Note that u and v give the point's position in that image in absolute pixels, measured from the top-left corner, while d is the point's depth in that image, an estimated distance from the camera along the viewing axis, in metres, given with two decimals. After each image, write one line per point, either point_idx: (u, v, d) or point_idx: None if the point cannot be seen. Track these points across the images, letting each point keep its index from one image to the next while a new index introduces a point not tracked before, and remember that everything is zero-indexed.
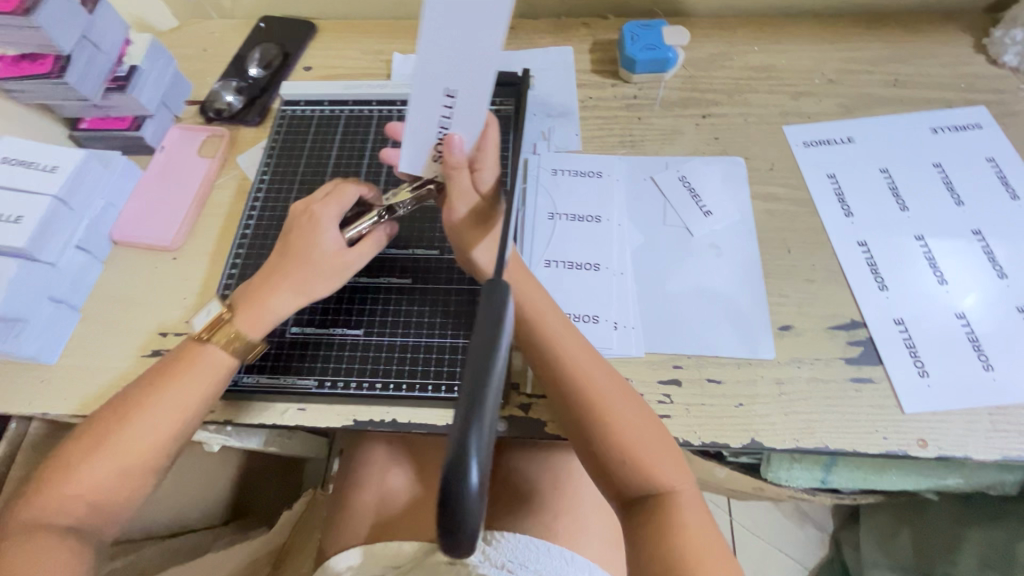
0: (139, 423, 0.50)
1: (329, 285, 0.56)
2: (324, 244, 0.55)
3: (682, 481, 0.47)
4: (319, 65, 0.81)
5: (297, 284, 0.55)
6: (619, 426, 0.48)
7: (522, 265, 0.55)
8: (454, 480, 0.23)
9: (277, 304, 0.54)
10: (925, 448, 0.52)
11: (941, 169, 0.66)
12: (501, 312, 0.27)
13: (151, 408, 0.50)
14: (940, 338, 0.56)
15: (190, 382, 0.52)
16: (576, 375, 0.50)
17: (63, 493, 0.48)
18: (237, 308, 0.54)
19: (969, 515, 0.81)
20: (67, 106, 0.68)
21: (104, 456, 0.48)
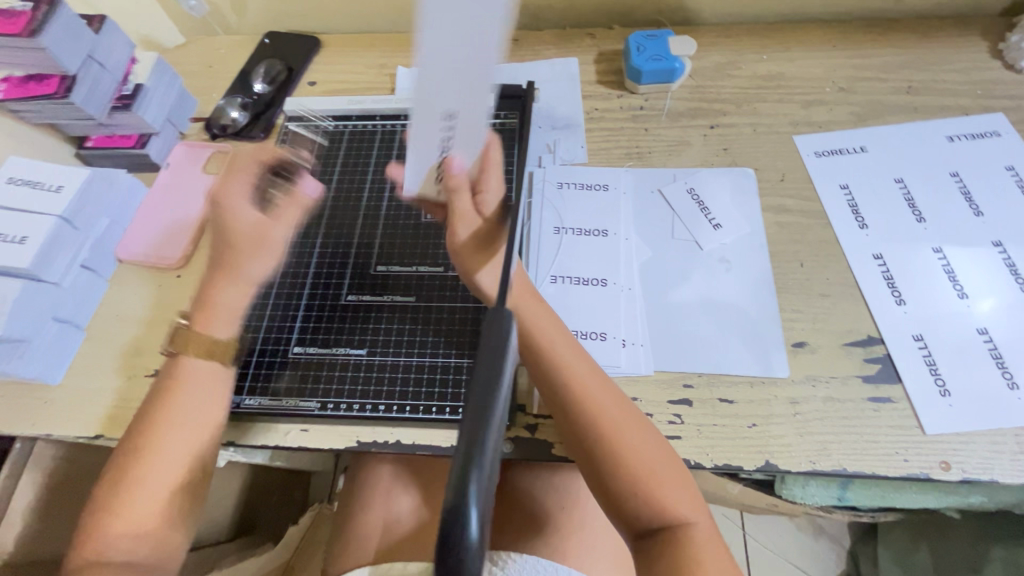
0: (163, 440, 0.49)
1: (265, 263, 0.53)
2: (241, 219, 0.52)
3: (698, 514, 0.46)
4: (323, 80, 0.80)
5: (237, 271, 0.52)
6: (632, 457, 0.46)
7: (527, 283, 0.54)
8: (454, 528, 0.22)
9: (227, 300, 0.52)
10: (949, 471, 0.50)
11: (959, 179, 0.64)
12: (503, 345, 0.27)
13: (169, 422, 0.49)
14: (963, 356, 0.54)
15: (189, 392, 0.51)
16: (586, 402, 0.48)
17: (113, 531, 0.46)
18: (191, 317, 0.52)
19: (992, 534, 0.78)
20: (73, 125, 0.69)
21: (144, 482, 0.48)
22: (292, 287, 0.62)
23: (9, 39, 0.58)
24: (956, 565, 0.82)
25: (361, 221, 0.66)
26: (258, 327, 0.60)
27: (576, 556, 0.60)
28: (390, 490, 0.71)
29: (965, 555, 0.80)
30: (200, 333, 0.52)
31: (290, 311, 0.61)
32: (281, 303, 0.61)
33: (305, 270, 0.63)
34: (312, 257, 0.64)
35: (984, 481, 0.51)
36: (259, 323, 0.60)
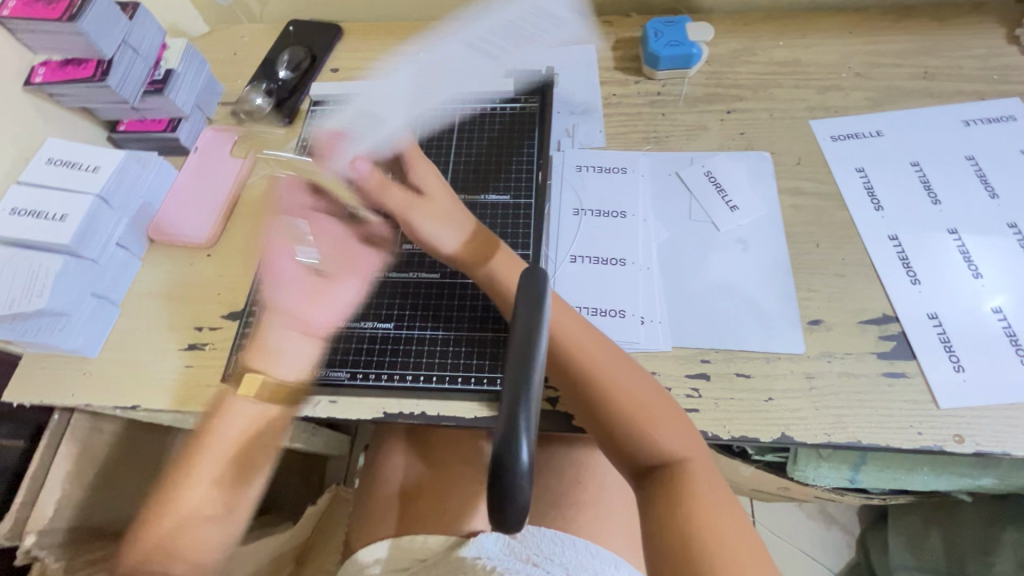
0: (199, 480, 0.53)
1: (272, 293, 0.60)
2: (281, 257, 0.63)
3: (695, 450, 0.48)
4: (345, 67, 0.82)
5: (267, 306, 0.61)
6: (627, 402, 0.49)
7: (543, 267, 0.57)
8: (506, 453, 0.25)
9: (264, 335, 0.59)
10: (962, 444, 0.51)
11: (974, 162, 0.65)
12: (540, 298, 0.29)
13: (207, 459, 0.54)
14: (977, 334, 0.55)
15: (221, 441, 0.54)
16: (577, 353, 0.50)
17: (177, 517, 0.52)
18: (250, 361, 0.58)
19: (1003, 516, 0.79)
20: (107, 109, 0.71)
21: (190, 499, 0.53)
22: None
23: (52, 25, 0.61)
24: (967, 547, 0.82)
25: None
26: None
27: (592, 530, 0.62)
28: (411, 467, 0.72)
29: (978, 539, 0.81)
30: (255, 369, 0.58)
31: None
32: None
33: None
34: None
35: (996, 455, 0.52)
36: None
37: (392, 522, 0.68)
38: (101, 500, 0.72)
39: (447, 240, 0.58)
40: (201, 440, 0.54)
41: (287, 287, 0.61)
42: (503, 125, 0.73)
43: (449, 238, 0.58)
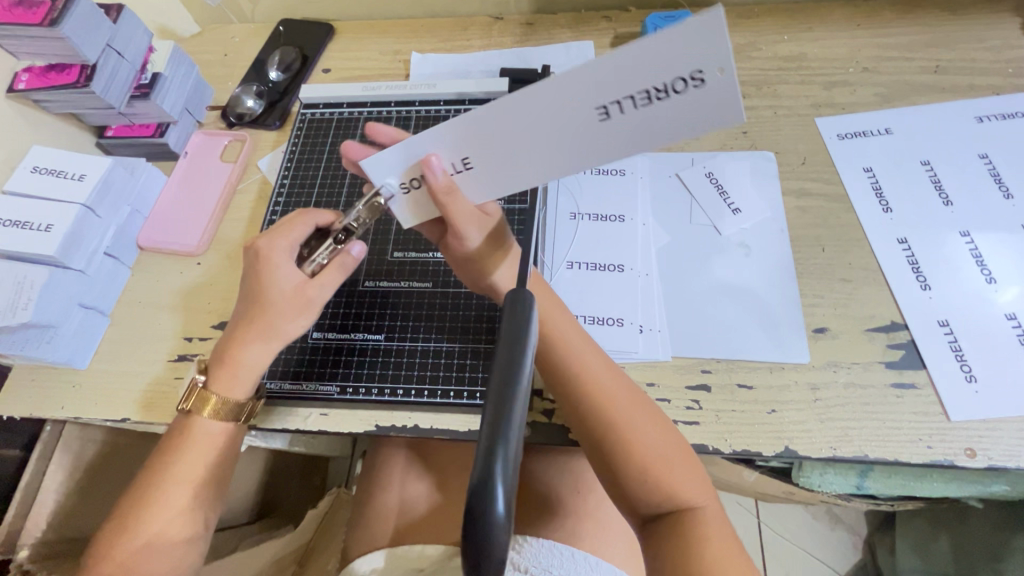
0: (169, 500, 0.49)
1: (299, 322, 0.51)
2: (281, 284, 0.49)
3: (706, 498, 0.46)
4: (338, 67, 0.80)
5: (279, 333, 0.50)
6: (641, 442, 0.46)
7: (541, 281, 0.53)
8: (480, 505, 0.23)
9: (250, 358, 0.50)
10: (974, 458, 0.49)
11: (987, 161, 0.62)
12: (523, 330, 0.28)
13: (179, 479, 0.50)
14: (991, 343, 0.53)
15: (191, 460, 0.51)
16: (596, 389, 0.48)
17: (134, 545, 0.48)
18: (213, 372, 0.51)
19: (1014, 523, 0.76)
20: (94, 114, 0.70)
21: (157, 521, 0.49)
22: None
23: (32, 30, 0.59)
24: (976, 555, 0.80)
25: None
26: None
27: (593, 542, 0.60)
28: (407, 475, 0.71)
29: (988, 546, 0.79)
30: (217, 389, 0.51)
31: None
32: None
33: None
34: None
35: (1010, 469, 0.50)
36: None
37: (389, 530, 0.66)
38: (96, 510, 0.71)
39: (506, 275, 0.49)
40: (170, 454, 0.51)
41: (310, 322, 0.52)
42: None
43: (508, 271, 0.50)
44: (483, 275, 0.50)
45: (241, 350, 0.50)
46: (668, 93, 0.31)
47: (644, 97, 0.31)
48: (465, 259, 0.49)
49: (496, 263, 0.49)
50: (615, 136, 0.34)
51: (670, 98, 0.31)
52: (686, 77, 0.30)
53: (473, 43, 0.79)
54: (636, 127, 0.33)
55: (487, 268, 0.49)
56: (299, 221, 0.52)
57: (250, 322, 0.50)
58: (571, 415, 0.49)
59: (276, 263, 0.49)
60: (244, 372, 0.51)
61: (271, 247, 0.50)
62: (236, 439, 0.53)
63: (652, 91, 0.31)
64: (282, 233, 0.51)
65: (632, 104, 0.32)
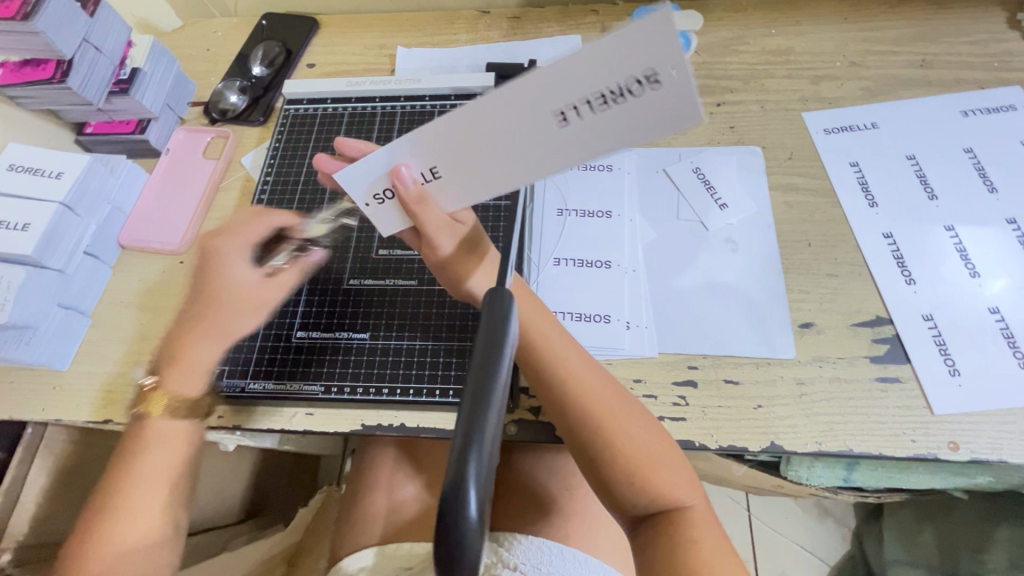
0: (135, 487, 0.53)
1: (248, 322, 0.57)
2: (233, 283, 0.56)
3: (693, 496, 0.46)
4: (322, 62, 0.79)
5: (227, 332, 0.56)
6: (627, 444, 0.46)
7: (520, 282, 0.52)
8: (454, 509, 0.23)
9: (200, 355, 0.56)
10: (957, 451, 0.49)
11: (972, 155, 0.62)
12: (503, 328, 0.28)
13: (147, 480, 0.54)
14: (974, 336, 0.53)
15: (155, 453, 0.54)
16: (581, 393, 0.47)
17: (110, 546, 0.52)
18: (165, 373, 0.55)
19: (996, 514, 0.79)
20: (72, 111, 0.68)
21: (129, 522, 0.53)
22: None
23: (6, 24, 0.57)
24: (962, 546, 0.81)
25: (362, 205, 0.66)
26: None
27: (581, 538, 0.60)
28: (394, 474, 0.70)
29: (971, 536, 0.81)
30: (170, 388, 0.55)
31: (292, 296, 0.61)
32: None
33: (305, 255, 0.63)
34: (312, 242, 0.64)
35: (992, 462, 0.50)
36: None
37: (378, 531, 0.66)
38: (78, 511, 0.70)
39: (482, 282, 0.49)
40: (130, 459, 0.54)
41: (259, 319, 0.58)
42: None
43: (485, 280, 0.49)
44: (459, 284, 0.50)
45: (192, 350, 0.55)
46: (626, 94, 0.30)
47: (600, 100, 0.31)
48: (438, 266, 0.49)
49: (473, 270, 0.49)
50: (572, 140, 0.33)
51: (627, 101, 0.31)
52: (641, 78, 0.30)
53: (459, 38, 0.79)
54: (592, 134, 0.33)
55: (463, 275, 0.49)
56: (254, 225, 0.58)
57: (195, 318, 0.56)
58: (559, 420, 0.48)
59: (232, 262, 0.57)
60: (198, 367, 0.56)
61: (215, 250, 0.57)
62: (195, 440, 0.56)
63: (608, 93, 0.31)
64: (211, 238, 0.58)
65: (589, 108, 0.31)
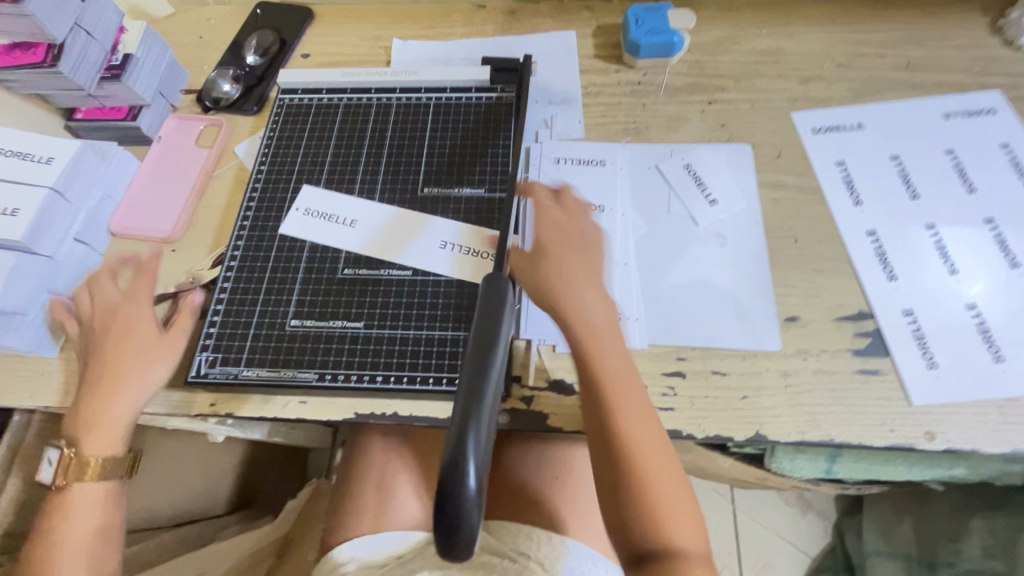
0: (65, 546, 0.56)
1: (155, 368, 0.57)
2: (122, 324, 0.58)
3: (697, 547, 0.47)
4: (317, 52, 0.79)
5: (131, 400, 0.56)
6: (653, 481, 0.47)
7: (603, 305, 0.53)
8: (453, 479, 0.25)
9: (115, 411, 0.56)
10: (933, 441, 0.51)
11: (953, 156, 0.64)
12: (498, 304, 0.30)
13: (72, 534, 0.56)
14: (952, 330, 0.55)
15: (76, 519, 0.57)
16: (625, 423, 0.48)
17: None
18: (79, 438, 0.56)
19: (969, 505, 0.80)
20: (62, 96, 0.67)
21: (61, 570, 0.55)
22: (288, 261, 0.62)
23: None
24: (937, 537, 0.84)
25: (358, 195, 0.66)
26: (254, 299, 0.60)
27: (571, 526, 0.61)
28: (389, 455, 0.70)
29: (947, 528, 0.83)
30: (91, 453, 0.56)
31: (287, 285, 0.61)
32: (278, 275, 0.61)
33: (300, 244, 0.63)
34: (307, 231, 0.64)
35: (967, 452, 0.52)
36: (256, 295, 0.60)
37: (374, 509, 0.67)
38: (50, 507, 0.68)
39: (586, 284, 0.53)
40: (53, 516, 0.57)
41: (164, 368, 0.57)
42: (477, 116, 0.69)
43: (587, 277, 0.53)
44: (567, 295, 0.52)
45: (107, 413, 0.56)
46: None
47: None
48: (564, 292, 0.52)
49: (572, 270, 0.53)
50: None
51: None
52: None
53: (455, 31, 0.79)
54: None
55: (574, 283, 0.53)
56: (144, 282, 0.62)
57: (93, 376, 0.57)
58: (594, 442, 0.49)
59: (130, 328, 0.58)
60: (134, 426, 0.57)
61: (119, 312, 0.59)
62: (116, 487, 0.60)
63: None
64: (124, 303, 0.60)
65: None
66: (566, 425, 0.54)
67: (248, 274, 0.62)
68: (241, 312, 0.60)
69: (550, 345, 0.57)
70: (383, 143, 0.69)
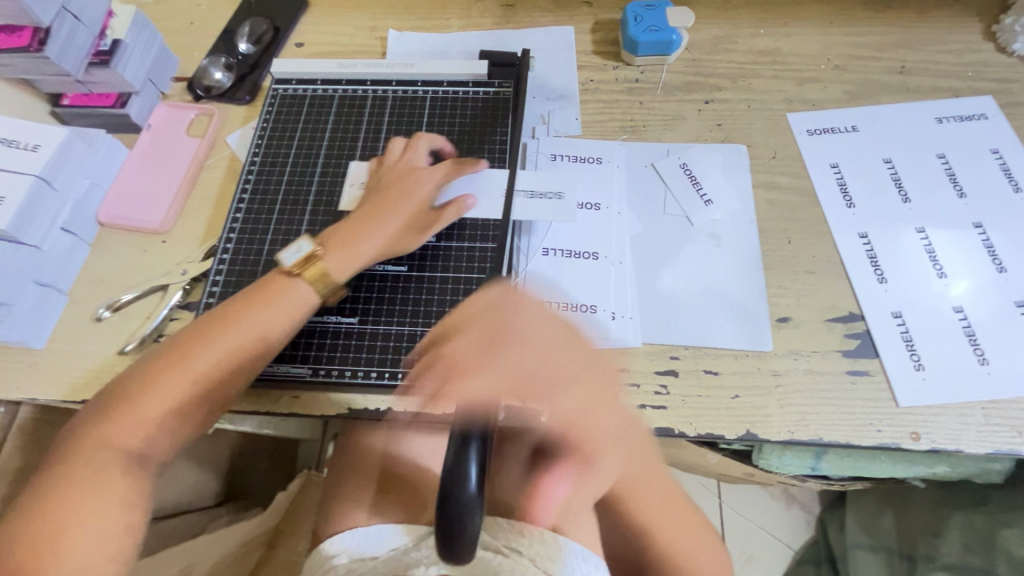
0: (191, 361, 0.50)
1: (406, 223, 0.58)
2: (421, 181, 0.60)
3: None
4: (311, 41, 0.78)
5: (387, 238, 0.57)
6: None
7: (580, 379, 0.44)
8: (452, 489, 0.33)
9: (361, 242, 0.56)
10: (918, 442, 0.52)
11: (944, 161, 0.65)
12: None
13: (194, 364, 0.50)
14: (939, 332, 0.56)
15: (210, 348, 0.50)
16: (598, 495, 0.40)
17: (130, 416, 0.48)
18: (329, 248, 0.56)
19: (949, 500, 0.82)
20: (48, 81, 0.66)
21: (168, 390, 0.49)
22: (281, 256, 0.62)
23: None
24: (918, 531, 0.86)
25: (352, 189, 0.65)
26: None
27: None
28: (390, 438, 0.71)
29: (928, 525, 0.85)
30: (325, 265, 0.55)
31: None
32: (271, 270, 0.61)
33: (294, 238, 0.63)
34: (300, 226, 0.63)
35: (950, 452, 0.53)
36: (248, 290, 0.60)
37: (373, 487, 0.67)
38: None
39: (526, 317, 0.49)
40: (208, 332, 0.51)
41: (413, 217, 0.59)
42: (474, 111, 0.69)
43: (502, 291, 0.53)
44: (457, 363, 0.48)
45: (240, 324, 0.52)
46: None
47: None
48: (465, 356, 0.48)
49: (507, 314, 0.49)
50: None
51: None
52: None
53: (452, 23, 0.78)
54: None
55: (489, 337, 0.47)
56: (426, 146, 0.64)
57: (374, 192, 0.60)
58: None
59: (422, 174, 0.61)
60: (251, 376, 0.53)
61: (401, 162, 0.63)
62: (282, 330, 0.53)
63: None
64: (404, 155, 0.63)
65: None
66: None
67: (240, 268, 0.61)
68: None
69: None
70: (378, 136, 0.68)
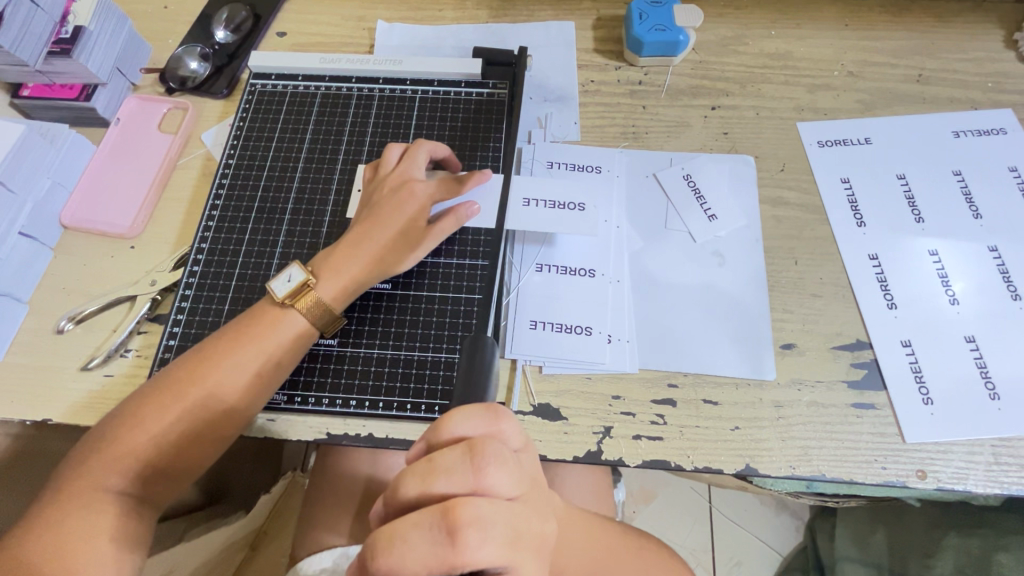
0: (183, 393, 0.48)
1: (399, 245, 0.54)
2: (413, 201, 0.55)
3: None
4: (294, 31, 0.73)
5: (376, 261, 0.54)
6: None
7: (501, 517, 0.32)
8: None
9: (350, 269, 0.53)
10: (924, 480, 0.50)
11: (961, 179, 0.62)
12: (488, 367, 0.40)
13: (187, 396, 0.48)
14: (949, 363, 0.53)
15: (204, 380, 0.48)
16: None
17: (121, 449, 0.46)
18: (318, 276, 0.53)
19: (945, 520, 0.80)
20: (6, 70, 0.61)
21: (160, 423, 0.47)
22: (257, 268, 0.58)
23: None
24: (910, 548, 0.84)
25: (334, 197, 0.61)
26: (220, 309, 0.56)
27: None
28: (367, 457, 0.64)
29: (921, 544, 0.83)
30: (314, 294, 0.52)
31: (254, 295, 0.57)
32: (246, 283, 0.58)
33: (270, 249, 0.59)
34: (278, 235, 0.60)
35: (957, 491, 0.51)
36: (221, 305, 0.57)
37: (351, 511, 0.61)
38: (9, 506, 0.67)
39: (503, 481, 0.32)
40: (201, 363, 0.49)
41: (405, 239, 0.55)
42: (467, 113, 0.65)
43: (468, 419, 0.34)
44: (391, 552, 0.30)
45: (234, 353, 0.49)
46: None
47: None
48: (404, 510, 0.33)
49: (477, 468, 0.32)
50: None
51: None
52: None
53: (445, 14, 0.73)
54: None
55: (445, 527, 0.30)
56: (424, 152, 0.58)
57: (368, 212, 0.56)
58: None
59: (415, 187, 0.56)
60: (257, 403, 0.51)
61: (395, 172, 0.57)
62: (276, 364, 0.50)
63: None
64: (399, 163, 0.58)
65: None
66: (550, 453, 0.52)
67: (213, 282, 0.58)
68: (205, 324, 0.56)
69: (535, 366, 0.55)
70: (364, 140, 0.64)
